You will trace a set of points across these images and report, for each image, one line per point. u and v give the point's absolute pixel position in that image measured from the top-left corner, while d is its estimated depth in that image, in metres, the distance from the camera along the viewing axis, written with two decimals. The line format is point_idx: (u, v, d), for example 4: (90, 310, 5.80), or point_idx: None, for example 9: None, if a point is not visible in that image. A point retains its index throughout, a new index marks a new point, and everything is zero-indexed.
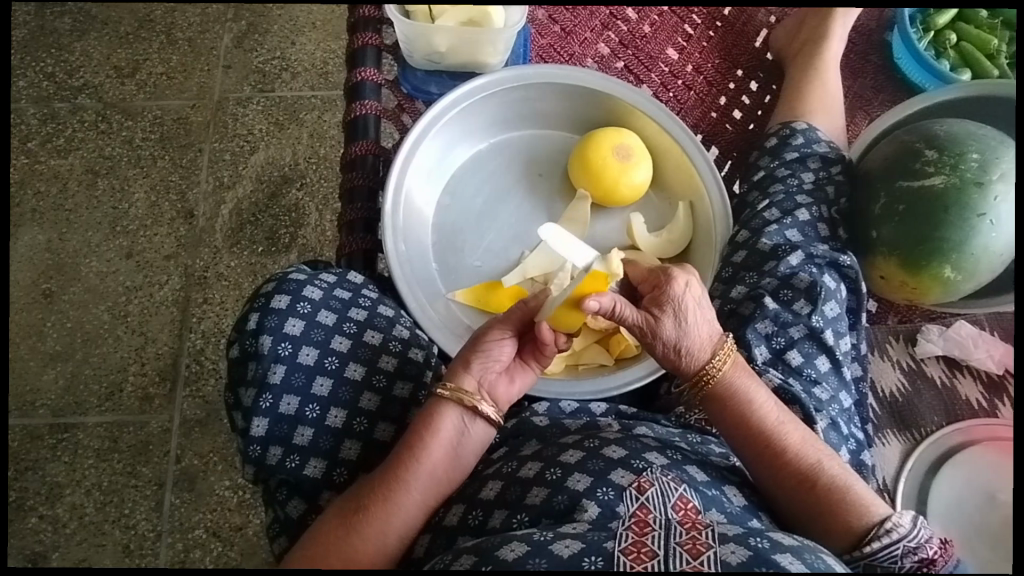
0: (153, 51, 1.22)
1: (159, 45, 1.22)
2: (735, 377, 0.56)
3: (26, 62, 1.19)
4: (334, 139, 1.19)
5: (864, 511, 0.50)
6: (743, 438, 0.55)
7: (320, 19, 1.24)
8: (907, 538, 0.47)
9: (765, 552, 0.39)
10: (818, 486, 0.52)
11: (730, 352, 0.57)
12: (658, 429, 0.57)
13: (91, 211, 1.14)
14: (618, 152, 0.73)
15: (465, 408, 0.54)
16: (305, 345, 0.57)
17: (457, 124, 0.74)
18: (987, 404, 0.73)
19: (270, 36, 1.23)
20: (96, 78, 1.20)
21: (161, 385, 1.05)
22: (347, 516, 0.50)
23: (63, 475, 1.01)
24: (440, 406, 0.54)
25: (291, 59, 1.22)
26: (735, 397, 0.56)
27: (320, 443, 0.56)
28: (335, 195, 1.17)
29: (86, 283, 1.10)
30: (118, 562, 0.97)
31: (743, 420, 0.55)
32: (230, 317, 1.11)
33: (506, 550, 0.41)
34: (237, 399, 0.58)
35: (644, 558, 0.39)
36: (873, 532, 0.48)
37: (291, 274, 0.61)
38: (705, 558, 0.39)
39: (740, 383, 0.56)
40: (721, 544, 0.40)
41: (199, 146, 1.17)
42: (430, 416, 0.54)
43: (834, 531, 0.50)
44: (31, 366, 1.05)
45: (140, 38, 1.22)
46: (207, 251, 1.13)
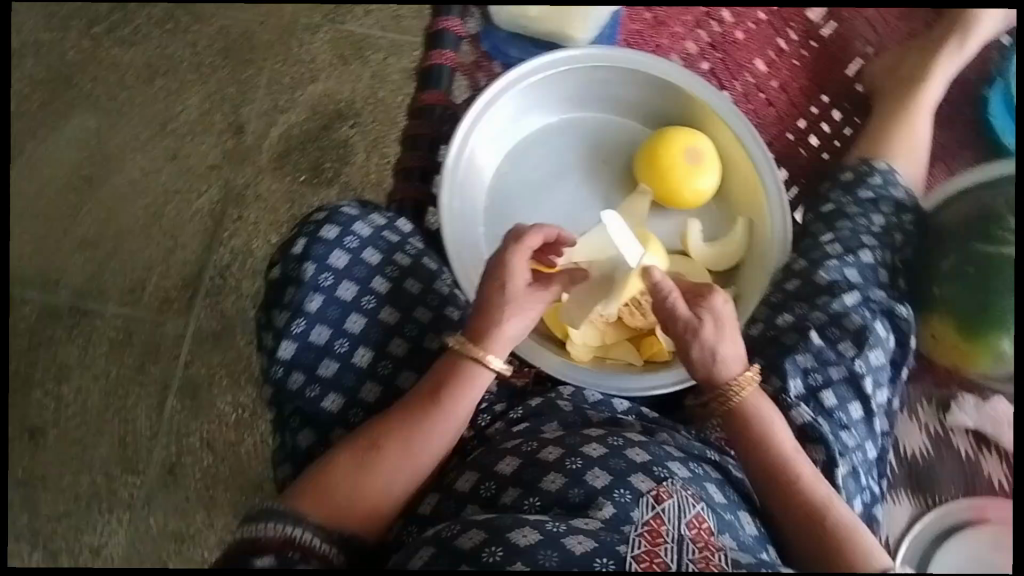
0: None
1: None
2: (753, 401, 0.56)
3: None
4: (396, 82, 1.16)
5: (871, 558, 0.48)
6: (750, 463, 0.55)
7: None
8: None
9: None
10: (824, 521, 0.50)
11: (754, 375, 0.57)
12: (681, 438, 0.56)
13: (144, 107, 1.13)
14: (689, 155, 0.71)
15: (486, 368, 0.55)
16: (346, 280, 0.57)
17: (537, 90, 0.73)
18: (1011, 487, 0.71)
19: None
20: None
21: (182, 291, 1.06)
22: (360, 454, 0.51)
23: (73, 358, 1.03)
24: (456, 360, 0.54)
25: None
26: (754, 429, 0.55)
27: (344, 379, 0.56)
28: (387, 138, 1.15)
29: (126, 176, 1.10)
30: (114, 451, 1.01)
31: (756, 445, 0.55)
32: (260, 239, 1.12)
33: (519, 534, 0.41)
34: (268, 317, 0.58)
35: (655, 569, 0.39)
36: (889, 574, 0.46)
37: (343, 206, 0.60)
38: None
39: (756, 406, 0.56)
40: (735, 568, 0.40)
41: (260, 65, 1.16)
42: (458, 370, 0.54)
43: None
44: (62, 248, 1.07)
45: None
46: (250, 170, 1.12)
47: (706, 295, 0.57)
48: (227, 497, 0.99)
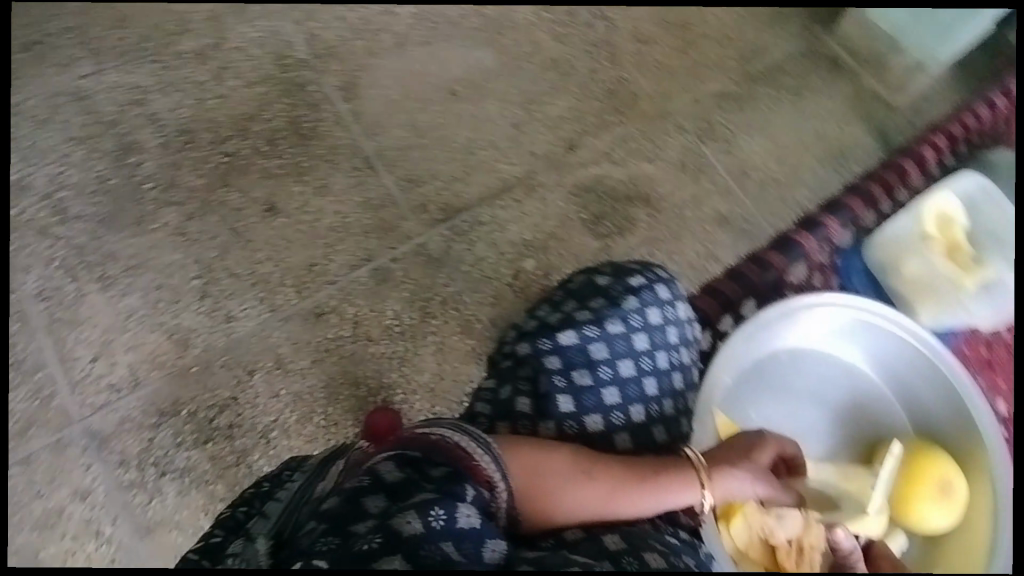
0: (665, 45, 1.48)
1: (671, 45, 1.49)
2: None
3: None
4: (704, 210, 1.40)
5: None
6: None
7: (776, 145, 1.45)
8: None
9: None
10: None
11: None
12: None
13: (529, 83, 1.42)
14: (943, 484, 0.85)
15: (699, 493, 0.78)
16: (641, 332, 0.84)
17: (857, 332, 0.94)
18: None
19: (741, 118, 1.46)
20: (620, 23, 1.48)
21: (439, 211, 1.30)
22: (579, 469, 0.75)
23: (340, 188, 1.29)
24: (683, 470, 0.78)
25: (735, 145, 1.45)
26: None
27: (597, 398, 0.81)
28: (661, 240, 1.37)
29: (478, 113, 1.38)
30: (302, 266, 1.23)
31: None
32: (514, 226, 1.32)
33: None
34: (579, 301, 0.85)
35: None
36: None
37: (664, 280, 0.89)
38: None
39: None
40: None
41: (625, 123, 1.42)
42: (675, 479, 0.77)
43: None
44: (395, 119, 1.35)
45: (669, 31, 1.49)
46: (554, 178, 1.37)
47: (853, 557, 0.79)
48: (330, 367, 1.19)
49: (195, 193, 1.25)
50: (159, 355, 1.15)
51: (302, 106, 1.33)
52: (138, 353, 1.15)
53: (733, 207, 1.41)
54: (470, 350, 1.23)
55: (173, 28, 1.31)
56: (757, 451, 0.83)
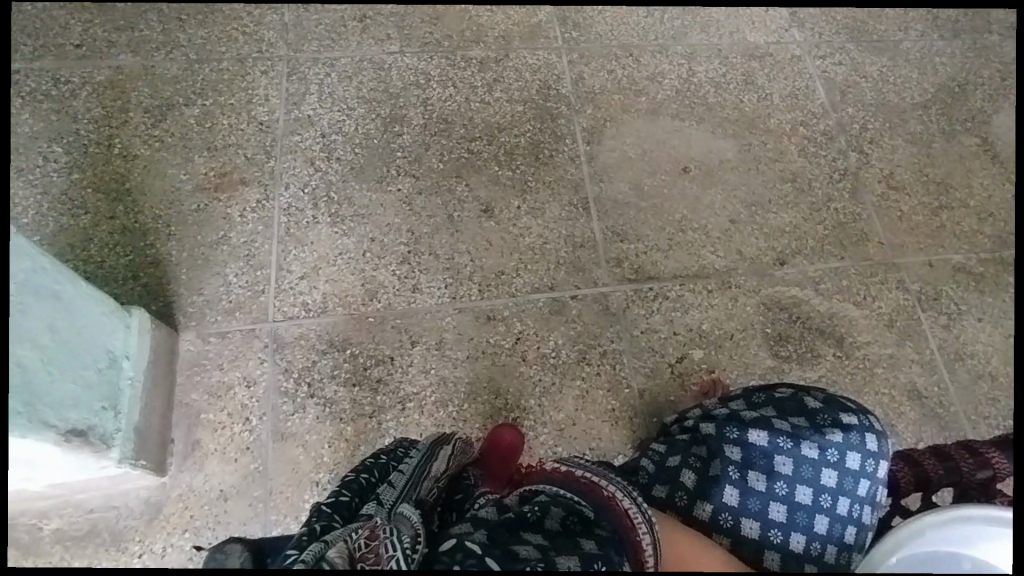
0: (914, 198, 1.41)
1: (921, 200, 1.41)
2: None
3: (872, 101, 1.51)
4: (899, 376, 1.28)
5: None
6: None
7: (1009, 343, 1.30)
8: None
9: None
10: None
11: None
12: None
13: (762, 185, 1.41)
14: None
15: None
16: (830, 470, 0.89)
17: None
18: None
19: (976, 298, 1.33)
20: (873, 162, 1.44)
21: (632, 271, 1.33)
22: (727, 573, 0.83)
23: (552, 216, 1.37)
24: None
25: (961, 323, 1.31)
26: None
27: (762, 506, 0.88)
28: (842, 388, 1.27)
29: (701, 196, 1.40)
30: (494, 271, 1.32)
31: None
32: (698, 312, 1.31)
33: None
34: (784, 416, 0.98)
35: None
36: None
37: (875, 438, 0.93)
38: None
39: None
40: None
41: (845, 258, 1.36)
42: None
43: None
44: (623, 174, 1.41)
45: (922, 186, 1.42)
46: (753, 283, 1.33)
47: None
48: (481, 369, 1.24)
49: (433, 173, 1.39)
50: (348, 295, 1.28)
51: (548, 135, 1.44)
52: (334, 287, 1.29)
53: (934, 385, 1.27)
54: (610, 410, 1.22)
55: (472, 38, 1.53)
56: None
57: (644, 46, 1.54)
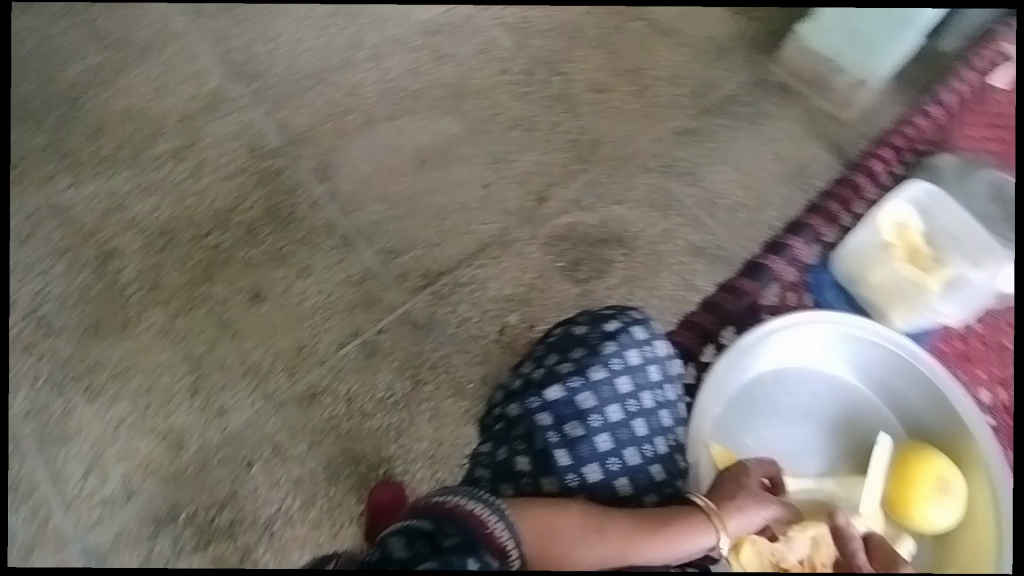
0: (622, 89, 1.51)
1: (628, 88, 1.52)
2: None
3: (555, 22, 1.53)
4: (674, 245, 1.42)
5: None
6: None
7: (742, 171, 1.47)
8: None
9: None
10: None
11: None
12: None
13: (494, 141, 1.45)
14: (937, 484, 0.92)
15: (710, 534, 0.83)
16: (622, 380, 0.93)
17: (825, 338, 1.00)
18: None
19: (702, 147, 1.49)
20: (576, 72, 1.51)
21: (420, 278, 1.33)
22: (591, 522, 0.82)
23: (321, 267, 1.31)
24: (695, 512, 0.84)
25: (701, 174, 1.47)
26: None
27: (586, 446, 0.90)
28: (637, 280, 1.39)
29: (446, 178, 1.42)
30: (291, 351, 1.24)
31: None
32: (497, 283, 1.35)
33: None
34: (560, 354, 0.98)
35: None
36: None
37: (641, 329, 0.98)
38: None
39: None
40: None
41: (590, 169, 1.46)
42: (689, 521, 0.83)
43: None
44: (368, 194, 1.38)
45: (622, 75, 1.52)
46: (528, 232, 1.40)
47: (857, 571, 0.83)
48: (329, 448, 1.20)
49: (179, 290, 1.27)
50: (150, 462, 1.17)
51: (279, 193, 1.36)
52: (130, 462, 1.17)
53: (705, 237, 1.42)
54: (466, 411, 1.24)
55: (149, 133, 1.35)
56: (753, 484, 0.90)
57: (327, 68, 1.44)
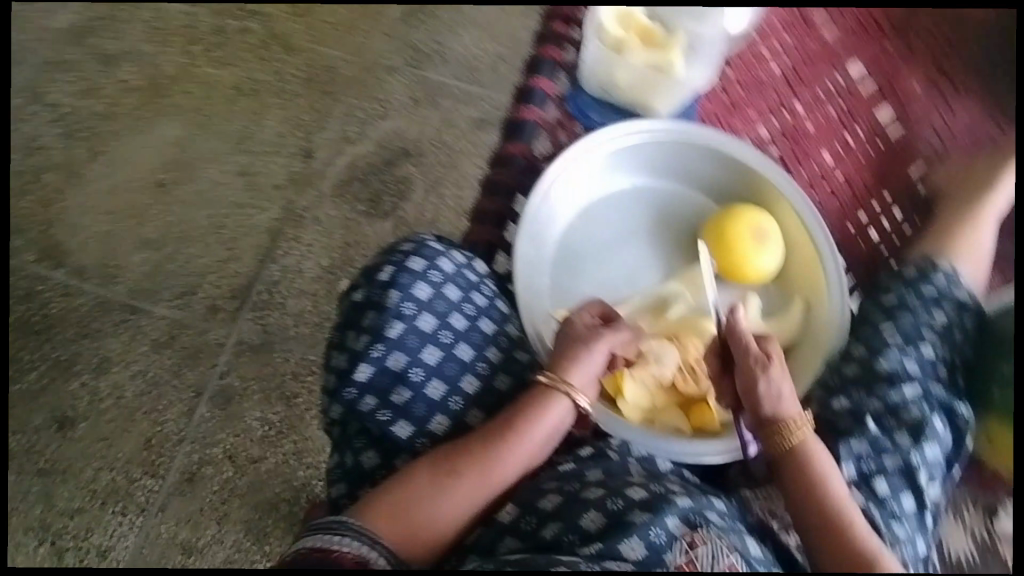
0: None
1: None
2: (811, 444, 0.63)
3: None
4: (461, 132, 1.28)
5: None
6: (806, 505, 0.60)
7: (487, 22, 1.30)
8: None
9: None
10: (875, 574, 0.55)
11: (809, 419, 0.64)
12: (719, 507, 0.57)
13: (224, 125, 1.25)
14: (754, 233, 0.74)
15: (567, 400, 0.62)
16: (427, 312, 0.63)
17: (630, 155, 0.78)
18: None
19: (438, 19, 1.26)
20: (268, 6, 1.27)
21: (230, 301, 1.19)
22: (436, 474, 0.56)
23: (117, 351, 1.14)
24: (542, 388, 0.62)
25: (449, 47, 1.27)
26: (808, 460, 0.62)
27: (414, 407, 0.61)
28: (444, 181, 1.27)
29: (198, 186, 1.22)
30: (138, 450, 1.09)
31: (812, 498, 0.60)
32: (310, 262, 1.23)
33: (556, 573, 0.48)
34: (344, 340, 0.63)
35: None
36: None
37: (429, 241, 0.66)
38: None
39: (815, 450, 0.62)
40: None
41: (337, 97, 1.28)
42: (536, 398, 0.61)
43: None
44: (124, 247, 1.19)
45: None
46: (312, 195, 1.26)
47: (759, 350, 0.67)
48: (241, 512, 1.05)
49: None
50: None
51: (19, 301, 1.14)
52: None
53: (482, 106, 1.29)
54: None
55: None
56: (577, 325, 0.66)
57: None
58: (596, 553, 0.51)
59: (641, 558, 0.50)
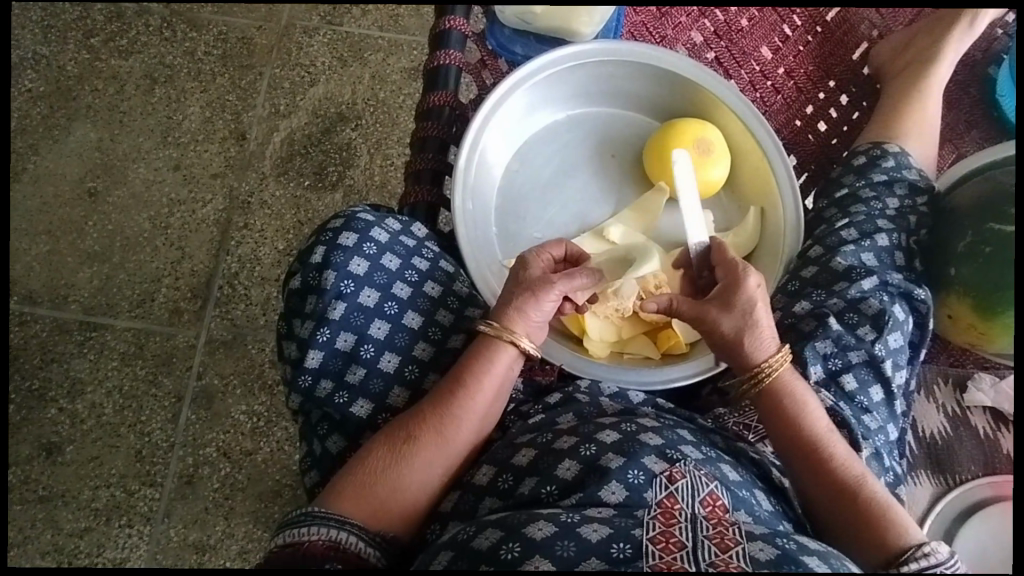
0: None
1: None
2: (787, 379, 0.59)
3: None
4: (394, 84, 1.22)
5: (901, 533, 0.50)
6: (785, 441, 0.57)
7: None
8: (945, 563, 0.46)
9: (794, 552, 0.44)
10: (857, 498, 0.53)
11: (787, 355, 0.60)
12: (691, 435, 0.58)
13: (145, 117, 1.18)
14: (698, 145, 0.72)
15: (513, 347, 0.61)
16: (368, 287, 0.61)
17: (555, 84, 0.74)
18: (995, 439, 0.72)
19: None
20: None
21: (191, 301, 1.11)
22: (394, 447, 0.56)
23: (86, 372, 1.08)
24: (487, 342, 0.60)
25: None
26: (788, 398, 0.58)
27: (371, 385, 0.60)
28: (388, 141, 1.20)
29: (131, 188, 1.15)
30: (130, 465, 1.05)
31: (792, 432, 0.57)
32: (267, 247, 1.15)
33: (534, 528, 0.46)
34: (291, 328, 0.62)
35: (672, 547, 0.44)
36: (910, 554, 0.48)
37: (359, 213, 0.64)
38: (733, 551, 0.43)
39: (791, 384, 0.59)
40: (750, 540, 0.45)
41: (260, 70, 1.20)
42: (482, 353, 0.60)
43: (869, 548, 0.50)
44: (69, 264, 1.11)
45: None
46: (253, 178, 1.17)
47: (736, 285, 0.61)
48: (246, 505, 1.04)
49: None
50: None
51: None
52: None
53: (413, 54, 1.23)
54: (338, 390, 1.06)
55: None
56: (531, 268, 0.64)
57: None
58: (574, 504, 0.50)
59: (622, 500, 0.50)
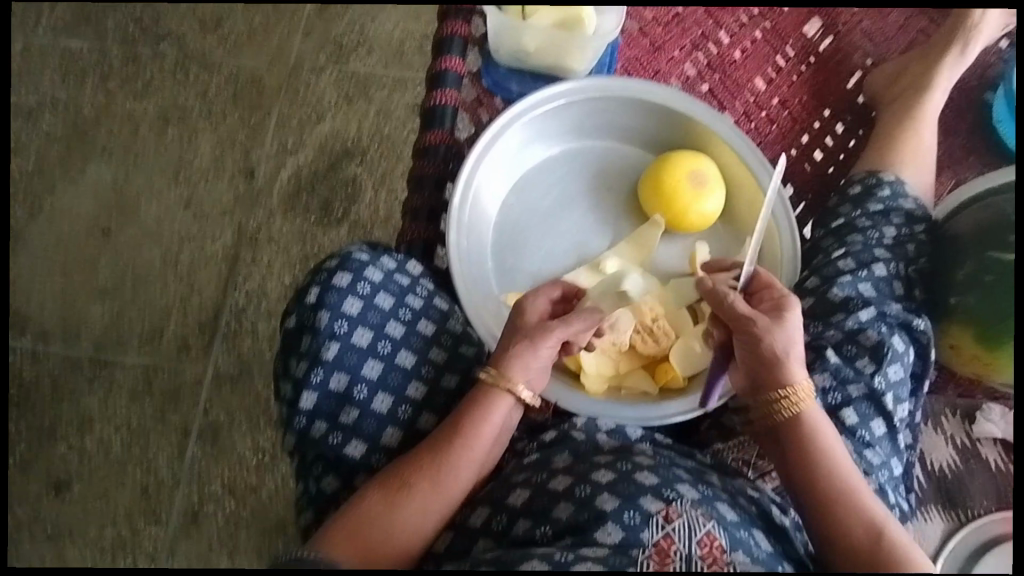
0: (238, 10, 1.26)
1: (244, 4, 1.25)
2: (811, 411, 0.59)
3: None
4: (399, 119, 1.24)
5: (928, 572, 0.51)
6: (808, 472, 0.57)
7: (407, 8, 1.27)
8: None
9: None
10: (882, 537, 0.53)
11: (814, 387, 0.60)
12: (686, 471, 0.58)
13: (157, 156, 1.21)
14: (693, 178, 0.72)
15: (511, 395, 0.61)
16: (361, 327, 0.62)
17: (549, 121, 0.75)
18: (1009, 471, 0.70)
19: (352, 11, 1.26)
20: (181, 28, 1.26)
21: (199, 336, 1.13)
22: (390, 492, 0.56)
23: (96, 407, 1.10)
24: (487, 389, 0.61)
25: (369, 35, 1.26)
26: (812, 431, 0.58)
27: (364, 425, 0.61)
28: (391, 175, 1.22)
29: (143, 225, 1.18)
30: (137, 501, 1.06)
31: (815, 462, 0.57)
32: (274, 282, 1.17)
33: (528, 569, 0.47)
34: (286, 368, 0.63)
35: None
36: None
37: (355, 251, 0.65)
38: None
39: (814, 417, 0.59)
40: None
41: (268, 109, 1.23)
42: (483, 400, 0.61)
43: None
44: (82, 301, 1.14)
45: None
46: (260, 214, 1.19)
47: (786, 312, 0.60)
48: (250, 541, 1.04)
49: None
50: None
51: None
52: None
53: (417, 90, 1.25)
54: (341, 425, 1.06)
55: None
56: (527, 314, 0.64)
57: None
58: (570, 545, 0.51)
59: (619, 540, 0.48)
